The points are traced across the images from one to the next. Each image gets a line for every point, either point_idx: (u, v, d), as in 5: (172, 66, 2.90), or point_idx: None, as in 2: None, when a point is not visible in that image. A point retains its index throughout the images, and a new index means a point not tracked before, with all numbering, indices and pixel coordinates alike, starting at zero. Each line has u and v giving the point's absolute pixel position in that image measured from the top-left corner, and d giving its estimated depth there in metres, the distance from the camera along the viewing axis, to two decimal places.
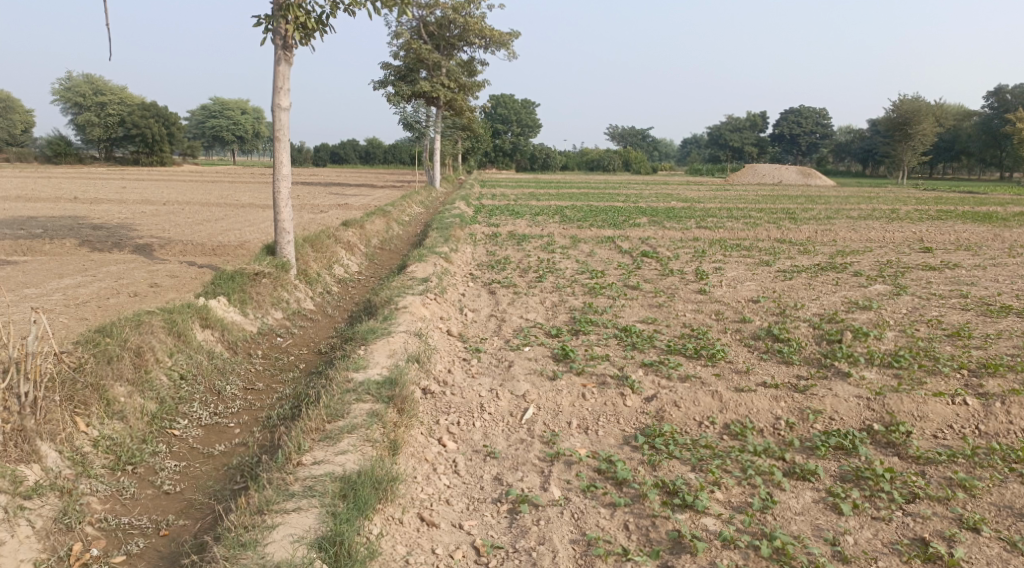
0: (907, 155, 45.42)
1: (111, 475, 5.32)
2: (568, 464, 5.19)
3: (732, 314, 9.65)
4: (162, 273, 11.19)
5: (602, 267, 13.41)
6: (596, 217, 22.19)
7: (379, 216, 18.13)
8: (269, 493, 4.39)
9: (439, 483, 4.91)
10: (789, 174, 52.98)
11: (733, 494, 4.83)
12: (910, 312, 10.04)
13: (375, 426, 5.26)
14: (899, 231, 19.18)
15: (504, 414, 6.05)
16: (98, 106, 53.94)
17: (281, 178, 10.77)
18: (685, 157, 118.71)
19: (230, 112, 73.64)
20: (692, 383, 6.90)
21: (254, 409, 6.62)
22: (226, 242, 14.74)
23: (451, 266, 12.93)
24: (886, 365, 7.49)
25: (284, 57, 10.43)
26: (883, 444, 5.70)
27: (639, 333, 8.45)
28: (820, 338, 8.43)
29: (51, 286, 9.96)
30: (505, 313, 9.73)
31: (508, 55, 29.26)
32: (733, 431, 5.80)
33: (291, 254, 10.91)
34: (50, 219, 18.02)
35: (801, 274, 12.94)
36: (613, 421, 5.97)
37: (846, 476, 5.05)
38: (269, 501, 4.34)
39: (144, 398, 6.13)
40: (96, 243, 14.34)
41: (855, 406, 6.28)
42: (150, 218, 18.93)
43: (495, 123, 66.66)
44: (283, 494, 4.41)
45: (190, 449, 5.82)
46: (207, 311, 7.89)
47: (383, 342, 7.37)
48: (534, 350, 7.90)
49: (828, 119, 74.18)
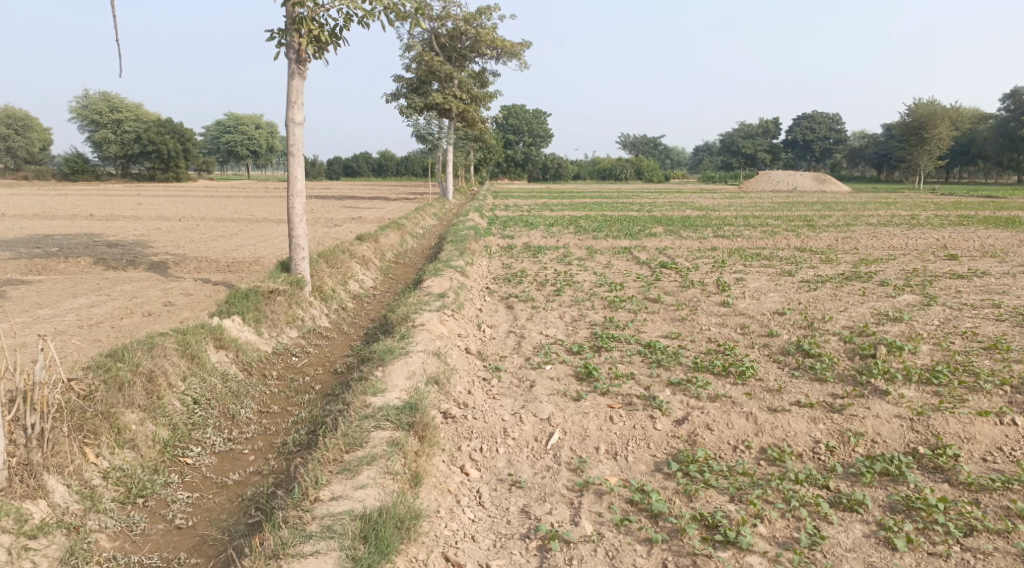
0: (923, 160, 44.72)
1: (121, 510, 5.10)
2: (599, 495, 4.92)
3: (758, 327, 9.34)
4: (176, 291, 11.05)
5: (620, 280, 13.13)
6: (612, 227, 21.92)
7: (394, 230, 17.97)
8: (286, 534, 4.15)
9: (465, 517, 4.65)
10: (804, 179, 52.45)
11: (777, 529, 4.55)
12: (943, 324, 9.67)
13: (396, 457, 5.01)
14: (922, 238, 18.76)
15: (529, 439, 5.79)
16: (114, 123, 54.33)
17: (296, 194, 10.58)
18: (697, 166, 118.23)
19: (244, 127, 74.09)
20: (723, 403, 6.61)
21: (269, 434, 6.40)
22: (240, 258, 14.60)
23: (467, 280, 12.69)
24: (925, 381, 7.16)
25: (298, 71, 10.28)
26: (931, 469, 5.39)
27: (664, 349, 8.16)
28: (853, 353, 8.09)
29: (65, 306, 9.84)
30: (525, 329, 9.47)
31: (520, 65, 29.15)
32: (770, 456, 5.52)
33: (306, 270, 10.72)
34: (66, 236, 18.01)
35: (825, 284, 12.58)
36: (643, 446, 5.69)
37: (896, 507, 4.76)
38: (287, 543, 4.10)
39: (156, 425, 5.92)
40: (110, 261, 14.25)
41: (898, 428, 5.96)
42: (165, 235, 18.88)
43: (508, 134, 66.76)
44: (300, 536, 4.16)
45: (204, 479, 5.60)
46: (221, 332, 7.70)
47: (401, 363, 7.13)
48: (556, 368, 7.63)
49: (842, 125, 73.62)
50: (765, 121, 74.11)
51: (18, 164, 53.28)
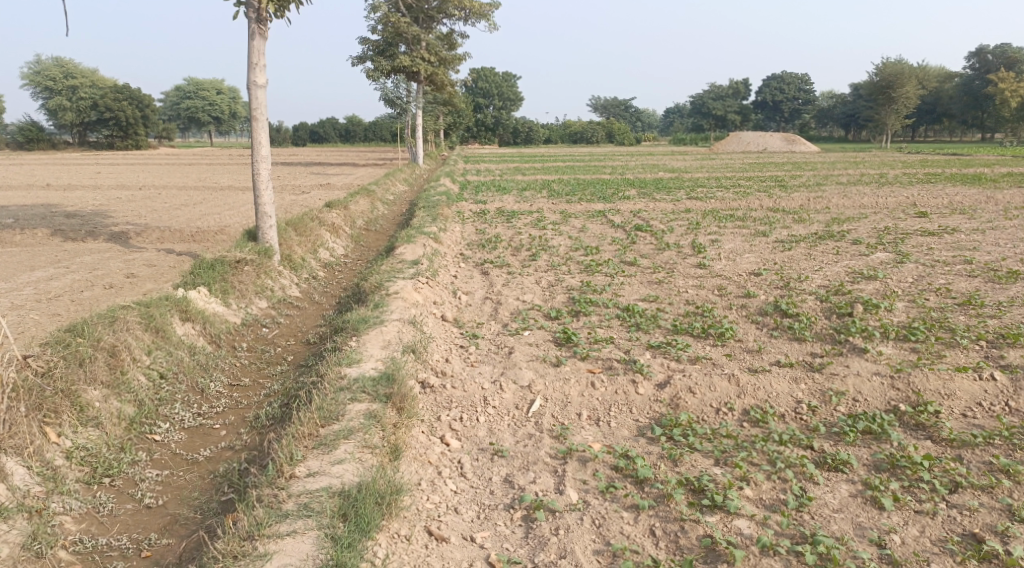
0: (890, 119, 44.93)
1: (87, 490, 4.89)
2: (583, 462, 4.83)
3: (735, 288, 9.27)
4: (139, 262, 10.68)
5: (595, 243, 12.98)
6: (585, 190, 21.72)
7: (364, 197, 17.60)
8: (260, 514, 3.98)
9: (446, 489, 4.53)
10: (773, 140, 52.55)
11: (764, 491, 4.52)
12: (917, 281, 9.69)
13: (374, 430, 4.85)
14: (891, 196, 18.86)
15: (509, 408, 5.66)
16: (69, 89, 52.34)
17: (260, 160, 10.22)
18: (668, 128, 118.04)
19: (205, 93, 72.00)
20: (704, 365, 6.54)
21: (241, 407, 6.21)
22: (206, 228, 14.18)
23: (441, 247, 12.46)
24: (902, 339, 7.14)
25: (258, 31, 9.85)
26: (913, 427, 5.39)
27: (642, 312, 8.07)
28: (830, 312, 8.06)
29: (23, 279, 9.46)
30: (501, 295, 9.30)
31: (488, 27, 28.53)
32: (753, 418, 5.47)
33: (274, 239, 10.40)
34: (22, 208, 17.39)
35: (799, 244, 12.56)
36: (625, 411, 5.61)
37: (881, 465, 4.75)
38: (262, 523, 3.93)
39: (121, 401, 5.69)
40: (69, 232, 13.75)
41: (878, 386, 5.93)
42: (126, 205, 18.26)
43: (477, 98, 65.88)
44: (275, 515, 4.00)
45: (173, 456, 5.40)
46: (187, 303, 7.42)
47: (375, 332, 6.94)
48: (535, 334, 7.50)
49: (810, 86, 73.76)
50: (734, 82, 73.95)
51: None
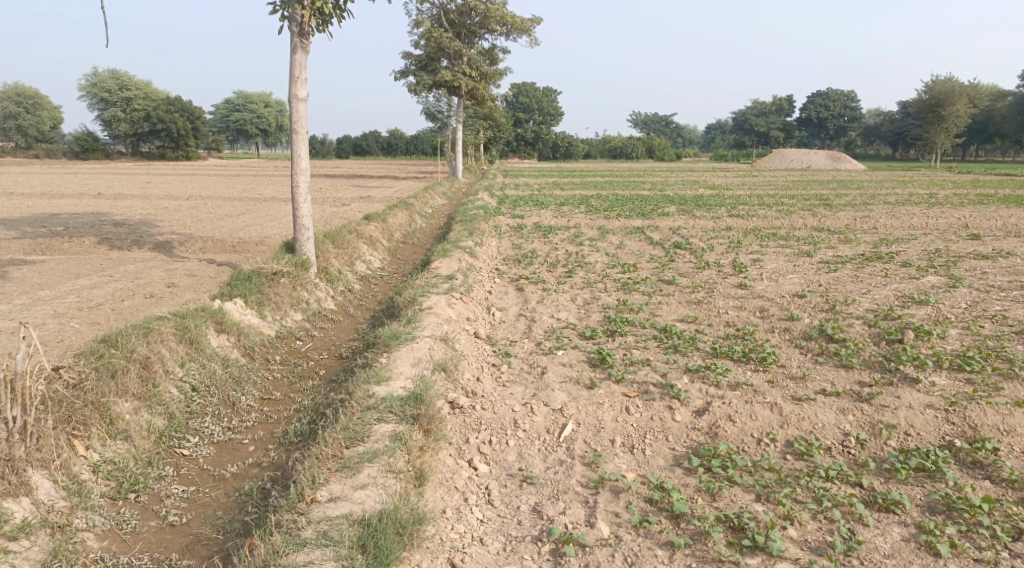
0: (940, 137, 43.66)
1: (111, 506, 4.85)
2: (616, 493, 4.62)
3: (778, 310, 8.95)
4: (180, 272, 10.80)
5: (633, 261, 12.76)
6: (624, 206, 21.47)
7: (402, 210, 17.65)
8: (277, 542, 3.87)
9: (472, 518, 4.37)
10: (818, 157, 51.55)
11: (809, 532, 4.27)
12: (970, 306, 9.26)
13: (399, 453, 4.72)
14: (942, 217, 18.23)
15: (540, 431, 5.48)
16: (123, 101, 53.91)
17: (300, 172, 10.26)
18: (709, 144, 116.99)
19: (253, 106, 73.62)
20: (744, 392, 6.28)
21: (270, 422, 6.14)
22: (246, 239, 14.31)
23: (477, 261, 12.36)
24: (956, 368, 6.78)
25: (300, 45, 9.91)
26: (969, 464, 5.07)
27: (680, 333, 7.83)
28: (879, 338, 7.70)
29: (67, 287, 9.60)
30: (535, 312, 9.14)
31: (530, 42, 28.56)
32: (797, 450, 5.20)
33: (311, 251, 10.42)
34: (72, 216, 17.81)
35: (845, 265, 12.15)
36: (662, 439, 5.39)
37: (936, 507, 4.47)
38: (280, 552, 3.81)
39: (152, 414, 5.66)
40: (114, 241, 14.00)
41: (932, 419, 5.60)
42: (171, 214, 18.59)
43: (518, 112, 66.16)
44: (292, 544, 3.88)
45: (201, 471, 5.33)
46: (222, 315, 7.41)
47: (407, 349, 6.83)
48: (569, 354, 7.31)
49: (856, 102, 72.36)
50: (778, 98, 72.98)
51: (28, 143, 53.00)
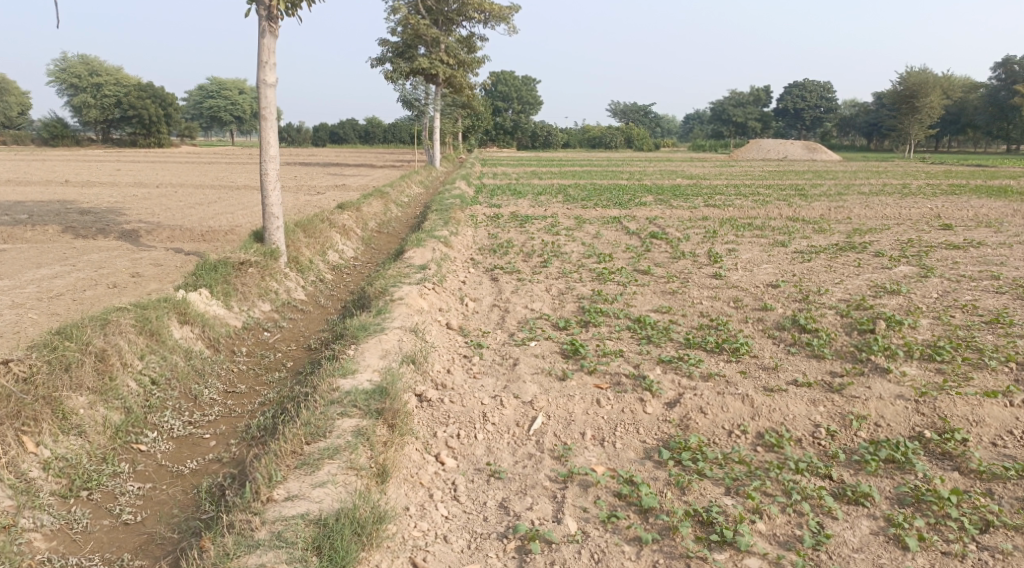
0: (914, 129, 44.08)
1: (62, 504, 4.68)
2: (584, 487, 4.54)
3: (752, 301, 8.92)
4: (146, 261, 10.53)
5: (609, 250, 12.68)
6: (601, 196, 21.40)
7: (377, 199, 17.41)
8: (228, 544, 3.74)
9: (437, 515, 4.26)
10: (794, 148, 51.90)
11: (778, 526, 4.23)
12: (942, 296, 9.30)
13: (361, 448, 4.60)
14: (915, 207, 18.37)
15: (509, 424, 5.38)
16: (94, 87, 52.76)
17: (269, 159, 10.03)
18: (688, 134, 117.42)
19: (228, 93, 72.46)
20: (717, 383, 6.22)
21: (233, 416, 5.98)
22: (216, 227, 14.02)
23: (451, 251, 12.20)
24: (927, 359, 6.78)
25: (268, 29, 9.66)
26: (938, 455, 5.06)
27: (654, 324, 7.76)
28: (851, 328, 7.69)
29: (27, 277, 9.32)
30: (509, 302, 9.02)
31: (508, 30, 28.31)
32: (768, 442, 5.15)
33: (281, 240, 10.20)
34: (38, 203, 17.39)
35: (819, 255, 12.18)
36: (632, 431, 5.32)
37: (905, 499, 4.44)
38: (232, 555, 3.68)
39: (108, 409, 5.47)
40: (80, 229, 13.64)
41: (903, 410, 5.58)
42: (140, 202, 18.20)
43: (496, 101, 65.86)
44: (245, 545, 3.75)
45: (158, 468, 5.17)
46: (186, 306, 7.21)
47: (375, 341, 6.69)
48: (541, 345, 7.22)
49: (832, 94, 72.93)
50: (755, 89, 73.30)
51: None
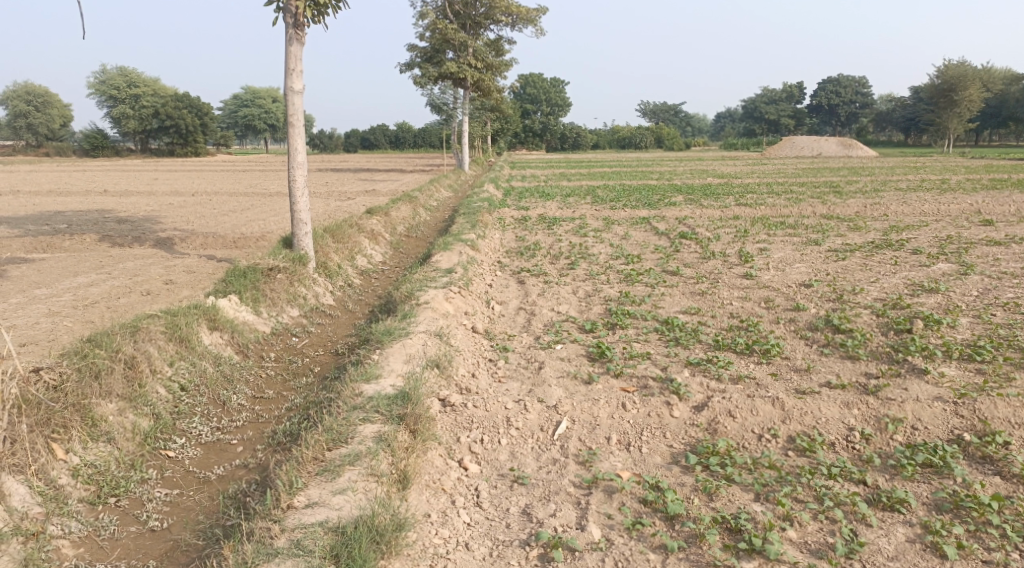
0: (953, 123, 42.99)
1: (90, 511, 4.75)
2: (609, 493, 4.47)
3: (784, 301, 8.74)
4: (178, 269, 10.68)
5: (638, 251, 12.56)
6: (630, 196, 21.22)
7: (406, 203, 17.48)
8: (247, 552, 3.75)
9: (458, 522, 4.22)
10: (828, 144, 50.94)
11: (809, 534, 4.11)
12: (982, 294, 9.00)
13: (382, 455, 4.58)
14: (954, 203, 17.90)
15: (533, 429, 5.32)
16: (132, 98, 53.94)
17: (297, 165, 10.10)
18: (719, 133, 116.11)
19: (261, 101, 73.59)
20: (747, 385, 6.09)
21: (260, 422, 6.01)
22: (248, 234, 14.19)
23: (478, 254, 12.17)
24: (966, 359, 6.56)
25: (295, 37, 9.74)
26: (979, 459, 4.88)
27: (682, 325, 7.63)
28: (887, 328, 7.49)
29: (64, 285, 9.51)
30: (535, 305, 8.96)
31: (536, 32, 28.27)
32: (799, 446, 5.01)
33: (310, 246, 10.26)
34: (77, 213, 17.78)
35: (854, 254, 11.90)
36: (659, 435, 5.22)
37: (943, 506, 4.28)
38: (250, 563, 3.69)
39: (137, 415, 5.54)
40: (116, 238, 13.90)
41: (940, 412, 5.39)
42: (175, 210, 18.50)
43: (525, 104, 65.87)
44: (264, 553, 3.75)
45: (185, 474, 5.22)
46: (215, 312, 7.28)
47: (400, 345, 6.68)
48: (567, 349, 7.14)
49: (867, 89, 71.59)
50: (788, 85, 72.28)
51: (39, 141, 53.17)
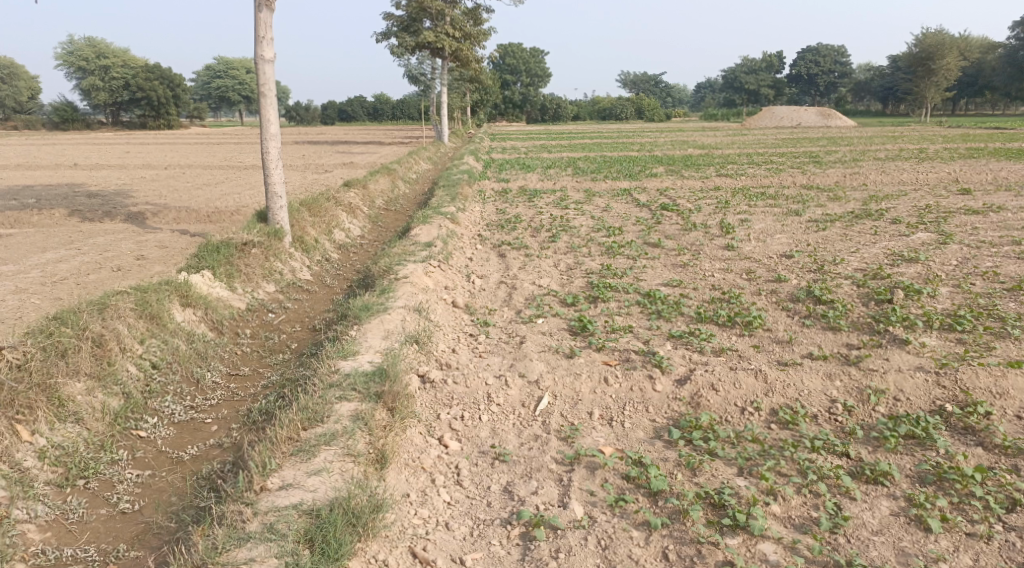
0: (930, 92, 43.15)
1: (58, 494, 4.60)
2: (592, 470, 4.40)
3: (765, 272, 8.69)
4: (151, 244, 10.41)
5: (619, 223, 12.45)
6: (611, 167, 21.05)
7: (384, 176, 17.20)
8: (217, 537, 3.63)
9: (438, 502, 4.14)
10: (808, 115, 50.92)
11: (793, 507, 4.07)
12: (961, 264, 9.01)
13: (359, 434, 4.48)
14: (932, 172, 17.95)
15: (514, 405, 5.22)
16: (102, 69, 52.55)
17: (270, 137, 9.83)
18: (700, 104, 115.83)
19: (235, 72, 72.07)
20: (729, 357, 6.05)
21: (236, 400, 5.87)
22: (222, 208, 13.87)
23: (458, 227, 12.00)
24: (947, 329, 6.55)
25: (265, 3, 9.42)
26: (960, 430, 4.87)
27: (664, 298, 7.56)
28: (867, 298, 7.47)
29: (31, 262, 9.23)
30: (516, 278, 8.84)
31: (514, 1, 27.76)
32: (782, 419, 4.97)
33: (285, 220, 10.03)
34: (46, 187, 17.31)
35: (834, 224, 11.88)
36: (641, 410, 5.16)
37: (926, 477, 4.27)
38: (220, 548, 3.59)
39: (106, 395, 5.38)
40: (86, 213, 13.54)
41: (922, 383, 5.37)
42: (147, 184, 18.07)
43: (505, 74, 65.02)
44: (235, 539, 3.65)
45: (158, 455, 5.08)
46: (188, 288, 7.07)
47: (377, 321, 6.54)
48: (549, 323, 7.04)
49: (847, 58, 71.58)
50: (768, 55, 72.05)
51: (6, 114, 51.73)
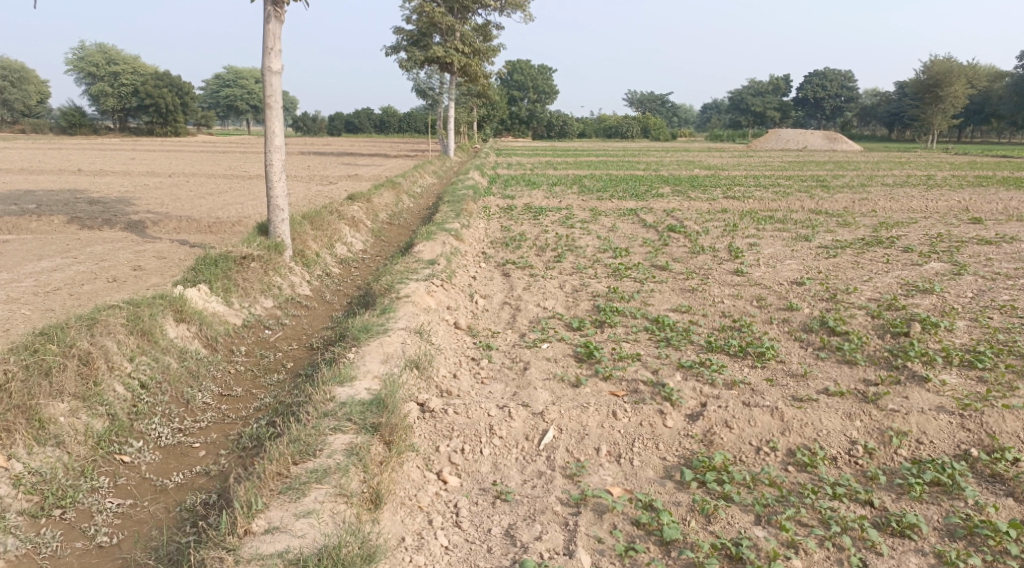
0: (937, 118, 43.06)
1: (31, 525, 4.35)
2: (599, 513, 4.14)
3: (776, 300, 8.44)
4: (149, 254, 10.19)
5: (625, 244, 12.21)
6: (617, 187, 20.86)
7: (389, 190, 17.01)
8: None
9: (435, 546, 3.89)
10: (814, 138, 50.87)
11: (814, 564, 3.83)
12: (977, 296, 8.76)
13: (354, 470, 4.23)
14: (941, 200, 17.72)
15: (517, 438, 4.95)
16: (110, 76, 52.63)
17: (274, 149, 9.63)
18: (706, 125, 116.06)
19: (244, 81, 72.26)
20: (741, 391, 5.79)
21: (226, 423, 5.61)
22: (224, 219, 13.67)
23: (462, 245, 11.78)
24: (967, 365, 6.29)
25: (274, 14, 9.25)
26: (987, 478, 4.62)
27: (673, 325, 7.31)
28: (883, 331, 7.22)
29: (26, 269, 9.01)
30: (520, 300, 8.60)
31: (525, 18, 27.73)
32: (800, 461, 4.71)
33: (286, 233, 9.81)
34: (48, 192, 17.14)
35: (845, 251, 11.64)
36: (651, 447, 4.90)
37: (956, 532, 4.02)
38: None
39: (90, 416, 5.13)
40: (86, 219, 13.34)
41: (946, 425, 5.10)
42: (150, 192, 17.88)
43: (512, 90, 65.13)
44: None
45: (141, 482, 4.82)
46: (182, 303, 6.83)
47: (377, 344, 6.28)
48: (554, 348, 6.79)
49: (853, 83, 71.64)
50: (774, 78, 72.14)
51: (15, 117, 51.79)
